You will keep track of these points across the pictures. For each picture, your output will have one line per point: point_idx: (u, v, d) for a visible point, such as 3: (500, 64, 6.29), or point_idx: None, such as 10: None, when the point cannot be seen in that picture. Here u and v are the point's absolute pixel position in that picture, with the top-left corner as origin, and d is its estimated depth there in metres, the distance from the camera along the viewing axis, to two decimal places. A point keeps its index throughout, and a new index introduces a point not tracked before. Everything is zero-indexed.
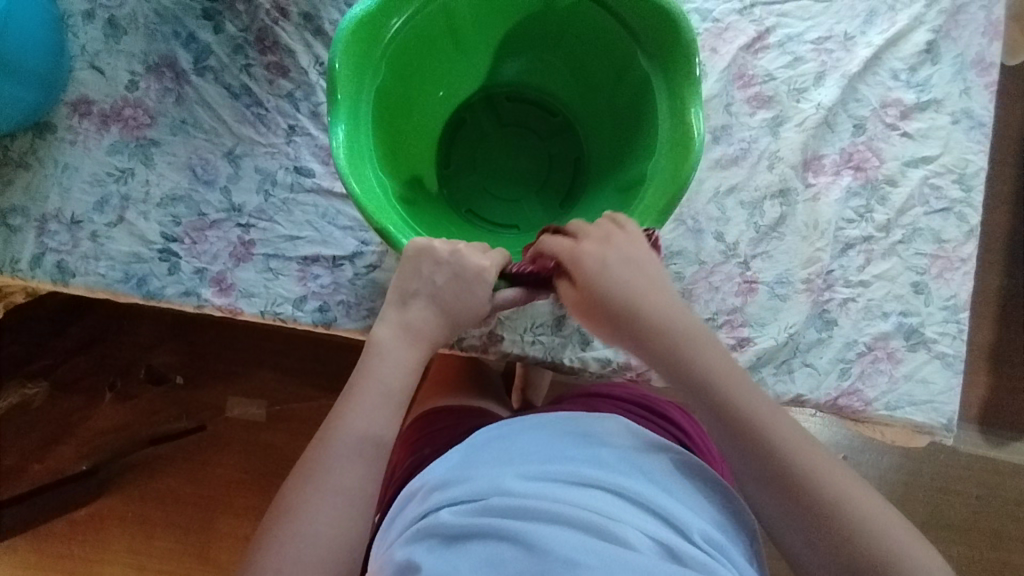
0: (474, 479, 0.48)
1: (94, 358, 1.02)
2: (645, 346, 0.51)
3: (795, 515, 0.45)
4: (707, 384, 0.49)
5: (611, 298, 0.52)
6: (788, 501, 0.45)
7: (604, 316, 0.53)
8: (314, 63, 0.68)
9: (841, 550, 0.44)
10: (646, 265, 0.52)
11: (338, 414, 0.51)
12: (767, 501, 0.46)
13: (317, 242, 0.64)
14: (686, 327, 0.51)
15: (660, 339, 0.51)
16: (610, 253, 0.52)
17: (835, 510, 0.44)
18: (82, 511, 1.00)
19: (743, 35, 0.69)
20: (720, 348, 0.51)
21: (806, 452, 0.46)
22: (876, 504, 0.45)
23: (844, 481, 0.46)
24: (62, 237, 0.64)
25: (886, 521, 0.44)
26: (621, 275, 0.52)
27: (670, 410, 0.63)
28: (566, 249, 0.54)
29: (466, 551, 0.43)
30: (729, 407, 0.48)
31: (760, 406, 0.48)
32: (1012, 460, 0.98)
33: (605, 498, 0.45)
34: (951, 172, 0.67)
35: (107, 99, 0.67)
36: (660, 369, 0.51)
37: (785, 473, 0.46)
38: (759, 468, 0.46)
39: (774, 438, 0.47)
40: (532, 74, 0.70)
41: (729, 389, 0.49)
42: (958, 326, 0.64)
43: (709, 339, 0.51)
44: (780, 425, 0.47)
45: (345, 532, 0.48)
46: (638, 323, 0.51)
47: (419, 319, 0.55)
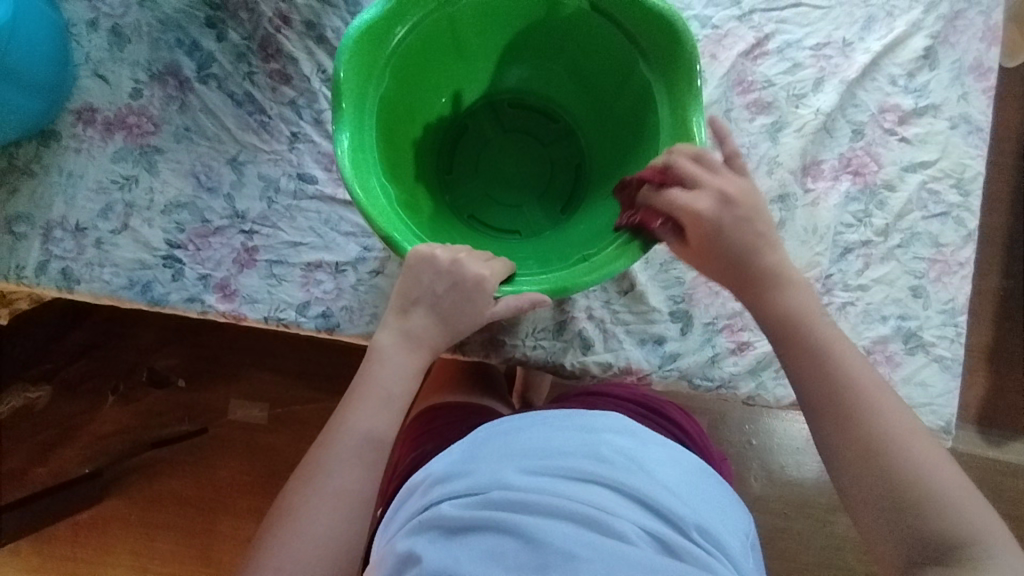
0: (476, 473, 0.49)
1: (96, 362, 1.03)
2: (740, 288, 0.56)
3: (854, 449, 0.49)
4: (798, 326, 0.54)
5: (714, 244, 0.54)
6: (859, 436, 0.50)
7: (709, 258, 0.55)
8: (316, 71, 0.69)
9: (889, 487, 0.48)
10: (765, 222, 0.55)
11: (339, 419, 0.52)
12: (832, 434, 0.51)
13: (320, 248, 0.65)
14: (783, 275, 0.55)
15: (752, 283, 0.55)
16: (722, 202, 0.54)
17: (901, 450, 0.48)
18: (85, 514, 1.01)
19: (742, 42, 0.69)
20: (812, 299, 0.55)
21: (880, 397, 0.51)
22: (935, 454, 0.48)
23: (914, 431, 0.49)
24: (67, 244, 0.64)
25: (944, 471, 0.47)
26: (741, 226, 0.54)
27: (671, 410, 0.64)
28: (693, 193, 0.54)
29: (466, 542, 0.44)
30: (814, 348, 0.53)
31: (846, 351, 0.53)
32: (1011, 460, 0.98)
33: (603, 493, 0.46)
34: (949, 177, 0.68)
35: (111, 107, 0.67)
36: (753, 309, 0.56)
37: (856, 411, 0.50)
38: (833, 401, 0.51)
39: (851, 379, 0.51)
40: (535, 81, 0.71)
41: (815, 333, 0.54)
42: (956, 329, 0.64)
43: (804, 289, 0.55)
44: (864, 370, 0.52)
45: (346, 535, 0.48)
46: (734, 268, 0.55)
47: (420, 327, 0.55)
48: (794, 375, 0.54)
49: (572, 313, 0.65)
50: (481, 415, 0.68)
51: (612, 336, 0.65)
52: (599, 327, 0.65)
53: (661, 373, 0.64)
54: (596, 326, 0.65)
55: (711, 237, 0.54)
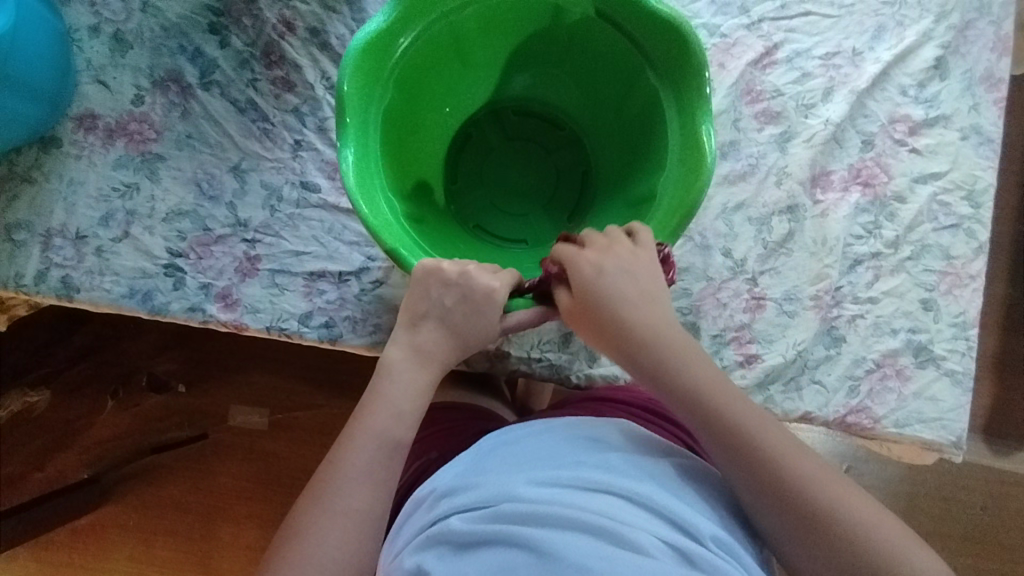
0: (482, 485, 0.48)
1: (95, 367, 1.02)
2: (635, 360, 0.51)
3: (791, 524, 0.45)
4: (701, 397, 0.49)
5: (605, 306, 0.52)
6: (773, 506, 0.45)
7: (597, 322, 0.52)
8: (320, 78, 0.68)
9: (842, 558, 0.44)
10: (642, 274, 0.52)
11: (349, 436, 0.51)
12: (762, 512, 0.46)
13: (323, 258, 0.64)
14: (675, 340, 0.51)
15: (647, 351, 0.51)
16: (610, 262, 0.52)
17: (820, 512, 0.44)
18: (83, 520, 1.00)
19: (751, 51, 0.69)
20: (707, 362, 0.50)
21: (799, 458, 0.46)
22: (871, 507, 0.45)
23: (830, 486, 0.45)
24: (67, 252, 0.64)
25: (883, 525, 0.44)
26: (616, 282, 0.52)
27: (683, 416, 0.61)
28: (566, 255, 0.54)
29: (477, 558, 0.43)
30: (719, 418, 0.48)
31: (743, 409, 0.48)
32: (1017, 471, 0.97)
33: (616, 504, 0.45)
34: (960, 189, 0.67)
35: (112, 114, 0.67)
36: (650, 382, 0.51)
37: (779, 484, 0.45)
38: (751, 476, 0.46)
39: (766, 450, 0.46)
40: (540, 88, 0.70)
41: (715, 400, 0.48)
42: (968, 343, 0.63)
43: (696, 352, 0.51)
44: (764, 428, 0.47)
45: (356, 555, 0.47)
46: (627, 334, 0.51)
47: (429, 340, 0.54)
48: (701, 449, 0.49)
49: None
50: (485, 421, 0.67)
51: None
52: None
53: None
54: None
55: (598, 301, 0.52)
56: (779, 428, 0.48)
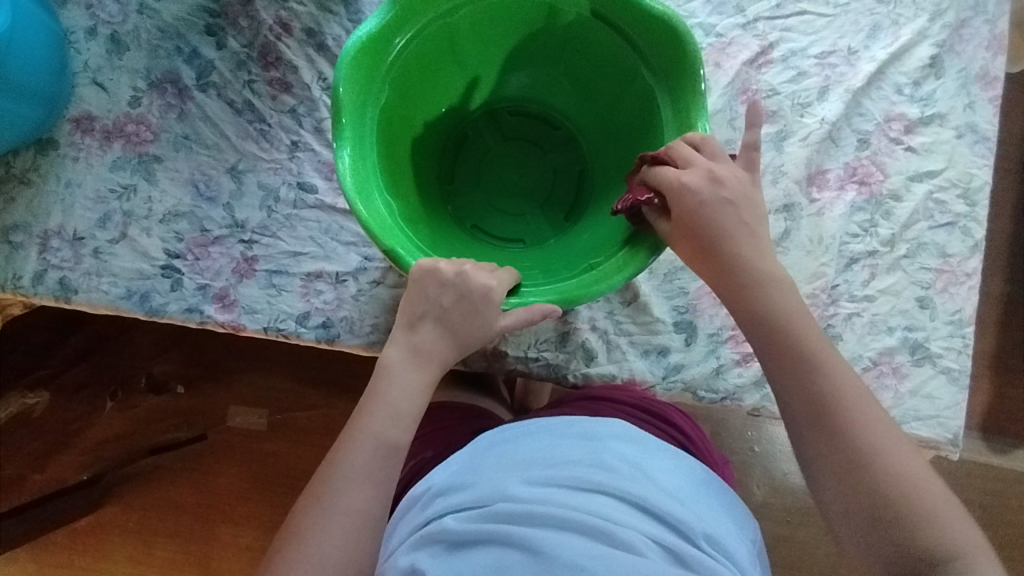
0: (477, 484, 0.48)
1: (93, 369, 1.02)
2: (720, 281, 0.53)
3: (831, 457, 0.47)
4: (780, 324, 0.51)
5: (698, 230, 0.52)
6: (827, 437, 0.48)
7: (690, 245, 0.53)
8: (317, 79, 0.68)
9: (880, 502, 0.45)
10: (743, 207, 0.53)
11: (348, 437, 0.51)
12: (811, 439, 0.49)
13: (321, 258, 0.64)
14: (766, 271, 0.52)
15: (734, 275, 0.52)
16: (713, 191, 0.52)
17: (870, 455, 0.46)
18: (82, 521, 1.00)
19: (746, 50, 0.69)
20: (794, 295, 0.52)
21: (864, 403, 0.48)
22: (920, 465, 0.47)
23: (885, 436, 0.47)
24: (64, 254, 0.64)
25: (927, 483, 0.46)
26: (716, 211, 0.52)
27: (675, 415, 0.62)
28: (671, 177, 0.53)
29: (470, 556, 0.43)
30: (794, 345, 0.50)
31: (820, 345, 0.51)
32: (1015, 468, 0.97)
33: (609, 503, 0.45)
34: (956, 187, 0.67)
35: (110, 115, 0.67)
36: (733, 304, 0.53)
37: (835, 416, 0.48)
38: (813, 402, 0.49)
39: (833, 387, 0.49)
40: (536, 87, 0.70)
41: (795, 330, 0.51)
42: (964, 341, 0.64)
43: (787, 287, 0.52)
44: (837, 368, 0.50)
45: (355, 555, 0.47)
46: (719, 263, 0.53)
47: (427, 341, 0.55)
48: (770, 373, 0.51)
49: (574, 325, 0.64)
50: (483, 419, 0.68)
51: (615, 348, 0.64)
52: (603, 338, 0.64)
53: (665, 386, 0.63)
54: (600, 337, 0.64)
55: (696, 226, 0.52)
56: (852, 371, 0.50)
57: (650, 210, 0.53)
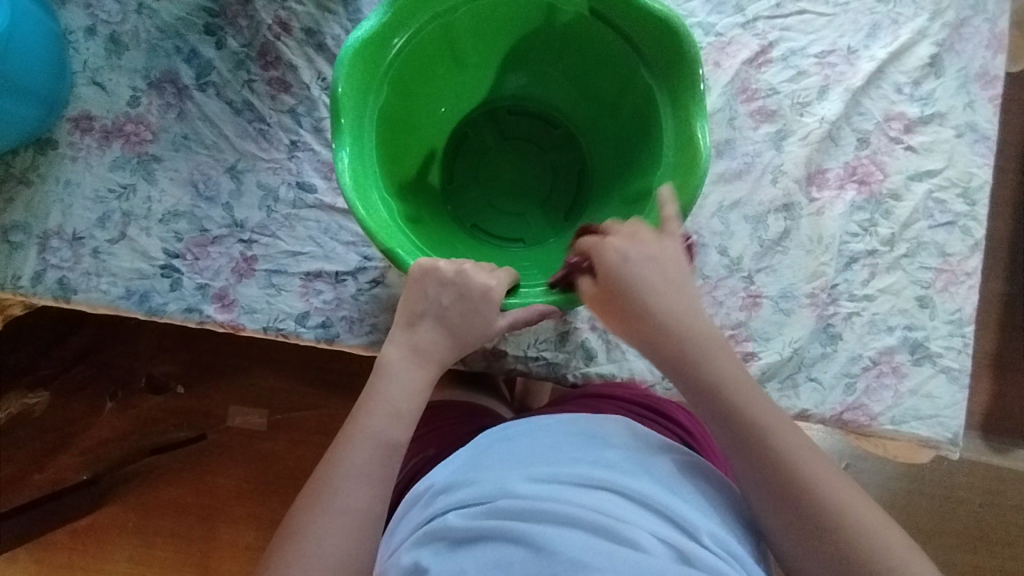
0: (480, 481, 0.48)
1: (94, 368, 1.02)
2: (655, 348, 0.52)
3: (794, 525, 0.46)
4: (720, 390, 0.49)
5: (629, 297, 0.52)
6: (782, 503, 0.46)
7: (624, 309, 0.52)
8: (316, 78, 0.68)
9: (846, 559, 0.44)
10: (668, 264, 0.53)
11: (347, 436, 0.51)
12: (769, 509, 0.47)
13: (320, 258, 0.64)
14: (702, 333, 0.51)
15: (671, 341, 0.51)
16: (636, 248, 0.52)
17: (829, 514, 0.45)
18: (82, 521, 1.00)
19: (746, 49, 0.69)
20: (731, 357, 0.51)
21: (815, 462, 0.47)
22: (881, 519, 0.46)
23: (840, 491, 0.46)
24: (64, 254, 0.64)
25: (892, 537, 0.45)
26: (640, 271, 0.52)
27: (674, 410, 0.62)
28: (594, 241, 0.54)
29: (473, 553, 0.43)
30: (737, 412, 0.49)
31: (761, 404, 0.49)
32: (1014, 468, 0.97)
33: (612, 501, 0.45)
34: (956, 186, 0.67)
35: (109, 115, 0.67)
36: (671, 369, 0.51)
37: (790, 481, 0.46)
38: (765, 470, 0.47)
39: (784, 450, 0.47)
40: (535, 87, 0.70)
41: (734, 391, 0.49)
42: (964, 340, 0.64)
43: (722, 346, 0.51)
44: (780, 428, 0.48)
45: (355, 554, 0.47)
46: (653, 327, 0.52)
47: (427, 340, 0.54)
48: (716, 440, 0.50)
49: (574, 324, 0.64)
50: (483, 418, 0.68)
51: (615, 347, 0.64)
52: (602, 338, 0.64)
53: (665, 386, 0.64)
54: (599, 336, 0.64)
55: (628, 290, 0.52)
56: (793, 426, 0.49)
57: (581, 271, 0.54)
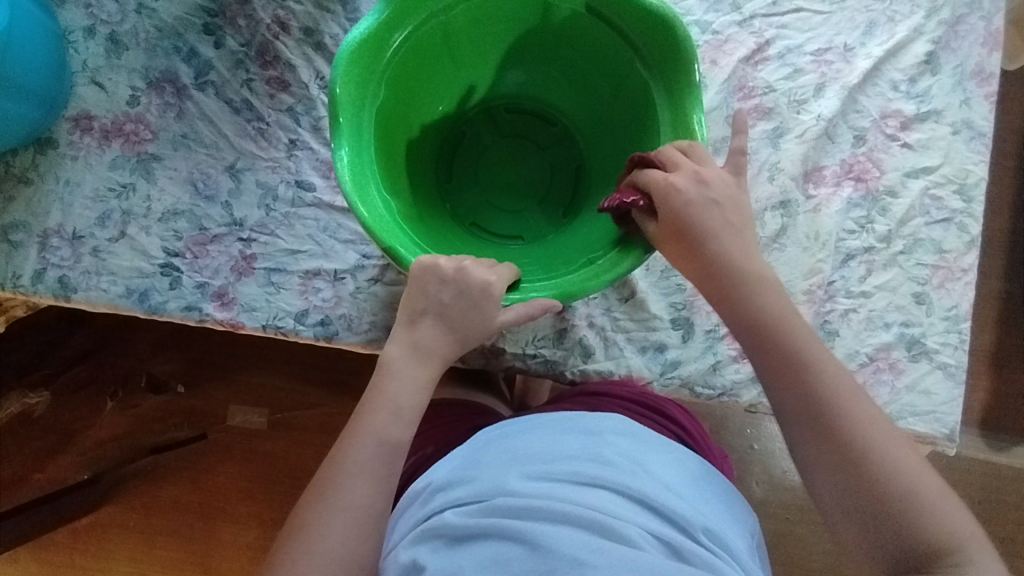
0: (478, 479, 0.49)
1: (95, 368, 1.02)
2: (707, 283, 0.53)
3: (827, 454, 0.47)
4: (769, 322, 0.51)
5: (688, 231, 0.52)
6: (822, 435, 0.47)
7: (677, 243, 0.53)
8: (314, 77, 0.68)
9: (878, 495, 0.45)
10: (727, 204, 0.53)
11: (350, 434, 0.51)
12: (807, 440, 0.48)
13: (319, 256, 0.64)
14: (755, 272, 0.52)
15: (721, 275, 0.52)
16: (698, 188, 0.52)
17: (868, 450, 0.46)
18: (83, 520, 1.00)
19: (742, 47, 0.69)
20: (782, 295, 0.52)
21: (857, 400, 0.48)
22: (918, 460, 0.46)
23: (882, 431, 0.47)
24: (63, 253, 0.64)
25: (926, 477, 0.45)
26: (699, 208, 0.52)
27: (673, 410, 0.63)
28: (656, 176, 0.53)
29: (470, 550, 0.43)
30: (784, 344, 0.50)
31: (811, 342, 0.50)
32: (1013, 465, 0.97)
33: (609, 498, 0.45)
34: (952, 183, 0.67)
35: (108, 114, 0.67)
36: (721, 304, 0.52)
37: (830, 413, 0.47)
38: (806, 399, 0.48)
39: (828, 384, 0.48)
40: (532, 84, 0.71)
41: (786, 329, 0.50)
42: (960, 336, 0.64)
43: (774, 287, 0.52)
44: (830, 367, 0.49)
45: (357, 551, 0.48)
46: (704, 263, 0.53)
47: (428, 337, 0.55)
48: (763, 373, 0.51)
49: (571, 322, 0.64)
50: (483, 416, 0.68)
51: (612, 344, 0.64)
52: (600, 335, 0.64)
53: (663, 382, 0.63)
54: (596, 334, 0.64)
55: (686, 224, 0.52)
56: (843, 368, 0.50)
57: (640, 212, 0.54)
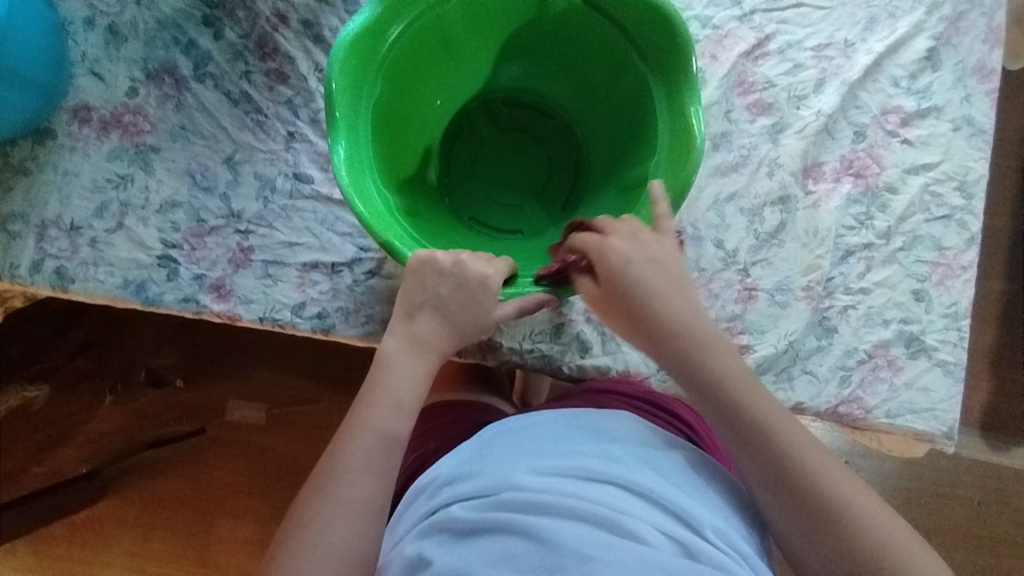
0: (485, 472, 0.48)
1: (94, 362, 1.02)
2: (658, 349, 0.52)
3: (806, 527, 0.47)
4: (727, 392, 0.50)
5: (636, 297, 0.52)
6: (792, 500, 0.47)
7: (625, 310, 0.53)
8: (313, 70, 0.68)
9: (856, 556, 0.45)
10: (670, 263, 0.53)
11: (349, 428, 0.51)
12: (776, 506, 0.48)
13: (316, 249, 0.64)
14: (704, 334, 0.52)
15: (675, 339, 0.51)
16: (639, 251, 0.52)
17: (839, 510, 0.46)
18: (82, 514, 1.00)
19: (743, 42, 0.69)
20: (733, 356, 0.52)
21: (821, 460, 0.48)
22: (887, 513, 0.47)
23: (849, 488, 0.47)
24: (61, 243, 0.64)
25: (899, 531, 0.46)
26: (643, 271, 0.52)
27: (676, 405, 0.61)
28: (594, 244, 0.53)
29: (477, 545, 0.43)
30: (742, 413, 0.49)
31: (764, 402, 0.50)
32: (1014, 466, 0.97)
33: (616, 494, 0.45)
34: (952, 179, 0.67)
35: (107, 105, 0.67)
36: (673, 369, 0.52)
37: (797, 481, 0.47)
38: (773, 469, 0.48)
39: (789, 447, 0.48)
40: (530, 78, 0.71)
41: (739, 394, 0.50)
42: (959, 334, 0.64)
43: (724, 346, 0.52)
44: (786, 426, 0.49)
45: (358, 545, 0.48)
46: (656, 327, 0.52)
47: (427, 331, 0.54)
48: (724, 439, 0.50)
49: (569, 316, 0.64)
50: (483, 413, 0.68)
51: (610, 339, 0.64)
52: (597, 330, 0.64)
53: (659, 377, 0.64)
54: (594, 328, 0.64)
55: (629, 291, 0.52)
56: (799, 424, 0.50)
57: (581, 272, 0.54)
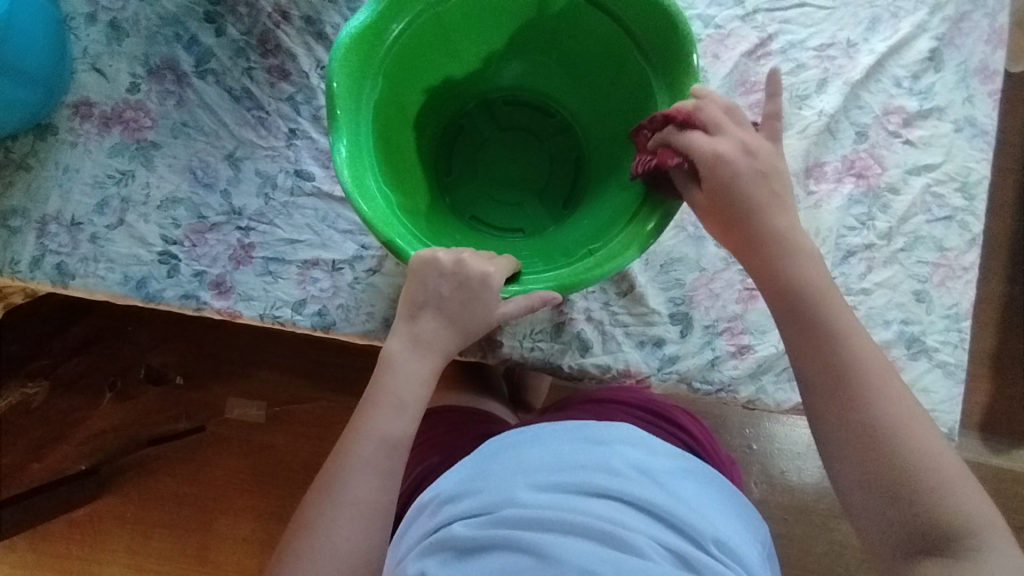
0: (486, 490, 0.48)
1: (94, 359, 1.02)
2: (744, 252, 0.54)
3: (854, 439, 0.49)
4: (808, 298, 0.52)
5: (733, 203, 0.52)
6: (845, 410, 0.49)
7: (718, 218, 0.53)
8: (315, 67, 0.68)
9: (898, 477, 0.47)
10: (774, 178, 0.53)
11: (354, 429, 0.52)
12: (832, 413, 0.50)
13: (317, 246, 0.64)
14: (795, 244, 0.53)
15: (764, 246, 0.52)
16: (744, 161, 0.52)
17: (889, 427, 0.48)
18: (81, 511, 1.00)
19: (745, 41, 0.69)
20: (821, 268, 0.53)
21: (885, 377, 0.50)
22: (937, 444, 0.48)
23: (905, 411, 0.49)
24: (62, 239, 0.64)
25: (945, 461, 0.47)
26: (745, 181, 0.52)
27: (680, 416, 0.64)
28: (705, 150, 0.52)
29: (479, 562, 0.43)
30: (819, 319, 0.51)
31: (843, 316, 0.52)
32: (1014, 468, 0.97)
33: (618, 508, 0.45)
34: (954, 180, 0.67)
35: (109, 101, 0.67)
36: (756, 273, 0.53)
37: (858, 389, 0.49)
38: (831, 375, 0.50)
39: (856, 360, 0.50)
40: (530, 77, 0.71)
41: (821, 304, 0.52)
42: (960, 335, 0.64)
43: (815, 258, 0.53)
44: (857, 339, 0.51)
45: (364, 544, 0.49)
46: (747, 233, 0.53)
47: (428, 331, 0.54)
48: (794, 344, 0.52)
49: (570, 315, 0.64)
50: (486, 423, 0.67)
51: (610, 339, 0.64)
52: (597, 329, 0.64)
53: (660, 376, 0.63)
54: (595, 327, 0.64)
55: (727, 199, 0.52)
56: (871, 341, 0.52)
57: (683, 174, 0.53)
